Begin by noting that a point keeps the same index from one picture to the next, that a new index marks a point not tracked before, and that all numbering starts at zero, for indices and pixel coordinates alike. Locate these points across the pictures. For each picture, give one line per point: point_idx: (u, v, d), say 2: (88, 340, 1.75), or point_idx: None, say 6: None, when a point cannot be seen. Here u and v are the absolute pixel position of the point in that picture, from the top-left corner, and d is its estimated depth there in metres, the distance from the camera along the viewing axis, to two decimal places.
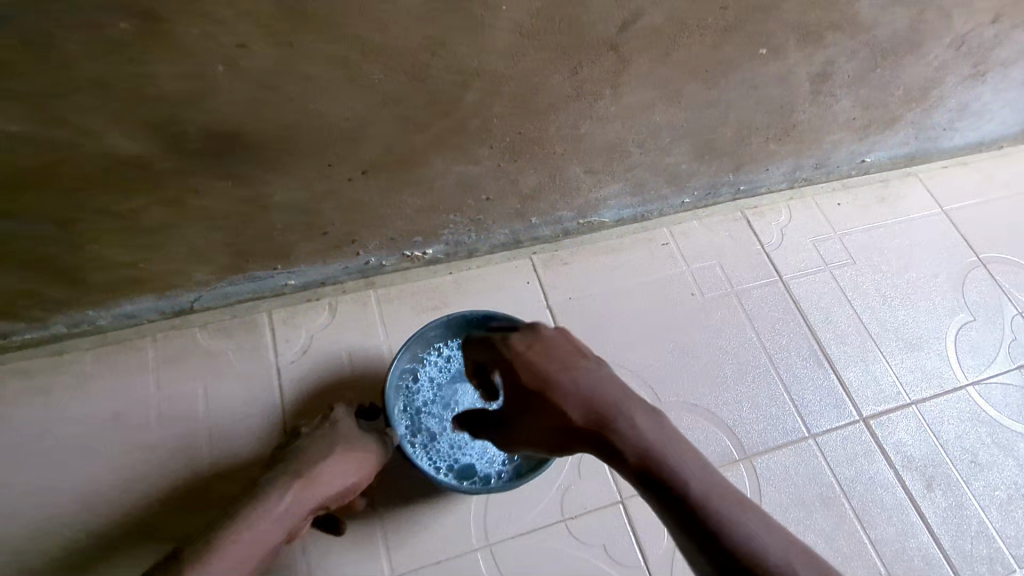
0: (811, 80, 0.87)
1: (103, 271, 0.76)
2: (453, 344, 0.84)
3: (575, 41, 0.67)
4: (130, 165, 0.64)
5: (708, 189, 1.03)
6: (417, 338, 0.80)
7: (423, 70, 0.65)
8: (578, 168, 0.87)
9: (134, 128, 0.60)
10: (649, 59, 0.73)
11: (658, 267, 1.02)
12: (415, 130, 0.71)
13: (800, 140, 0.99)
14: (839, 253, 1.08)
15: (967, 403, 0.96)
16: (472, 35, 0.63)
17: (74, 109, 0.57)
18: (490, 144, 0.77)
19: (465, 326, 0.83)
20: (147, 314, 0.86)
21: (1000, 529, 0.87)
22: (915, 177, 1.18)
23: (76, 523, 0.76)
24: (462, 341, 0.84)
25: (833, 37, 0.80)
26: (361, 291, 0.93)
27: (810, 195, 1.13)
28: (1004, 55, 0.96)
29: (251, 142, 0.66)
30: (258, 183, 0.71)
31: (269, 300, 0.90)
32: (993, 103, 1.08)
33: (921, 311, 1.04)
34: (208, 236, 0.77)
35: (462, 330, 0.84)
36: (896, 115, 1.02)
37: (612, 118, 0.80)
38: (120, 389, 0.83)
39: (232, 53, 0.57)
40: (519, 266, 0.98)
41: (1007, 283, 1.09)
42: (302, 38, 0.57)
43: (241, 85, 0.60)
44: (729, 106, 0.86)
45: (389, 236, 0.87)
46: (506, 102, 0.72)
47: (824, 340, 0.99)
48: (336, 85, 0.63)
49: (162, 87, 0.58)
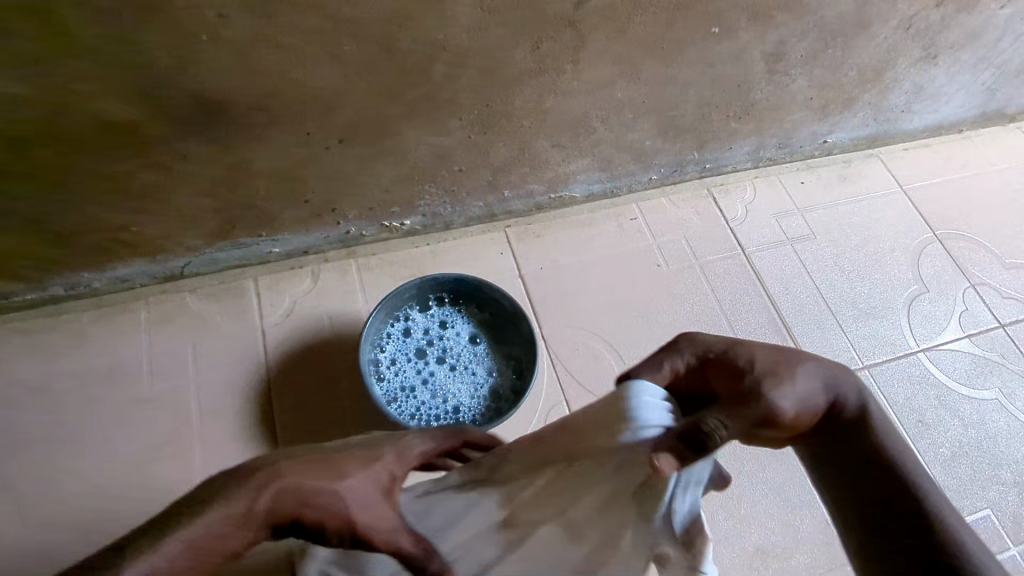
0: (766, 59, 0.92)
1: (100, 233, 0.82)
2: (388, 336, 0.87)
3: (534, 17, 0.73)
4: (121, 129, 0.70)
5: (674, 166, 1.09)
6: (366, 358, 0.82)
7: (392, 42, 0.70)
8: (546, 142, 0.93)
9: (125, 94, 0.66)
10: (606, 36, 0.79)
11: (628, 240, 1.07)
12: (387, 101, 0.77)
13: (760, 120, 1.05)
14: (800, 227, 1.13)
15: (917, 367, 1.01)
16: (437, 9, 0.68)
17: (69, 72, 0.63)
18: (460, 115, 0.82)
19: (398, 305, 0.88)
20: (141, 279, 0.91)
21: (943, 483, 0.92)
22: (877, 157, 1.23)
23: (72, 468, 0.81)
24: (391, 330, 0.87)
25: (782, 17, 0.86)
26: (342, 260, 0.98)
27: (775, 174, 1.18)
28: (952, 38, 1.02)
29: (234, 109, 0.71)
30: (240, 150, 0.77)
31: (256, 267, 0.96)
32: (948, 85, 1.14)
33: (876, 283, 1.09)
34: (195, 202, 0.82)
35: (395, 313, 0.88)
36: (853, 96, 1.08)
37: (575, 92, 0.86)
38: (113, 348, 0.88)
39: (213, 23, 0.62)
40: (494, 238, 1.04)
41: (961, 257, 1.14)
42: (278, 10, 0.63)
43: (222, 55, 0.65)
44: (687, 83, 0.91)
45: (369, 206, 0.93)
46: (472, 75, 0.77)
47: (784, 309, 1.05)
48: (311, 56, 0.69)
49: (150, 55, 0.63)
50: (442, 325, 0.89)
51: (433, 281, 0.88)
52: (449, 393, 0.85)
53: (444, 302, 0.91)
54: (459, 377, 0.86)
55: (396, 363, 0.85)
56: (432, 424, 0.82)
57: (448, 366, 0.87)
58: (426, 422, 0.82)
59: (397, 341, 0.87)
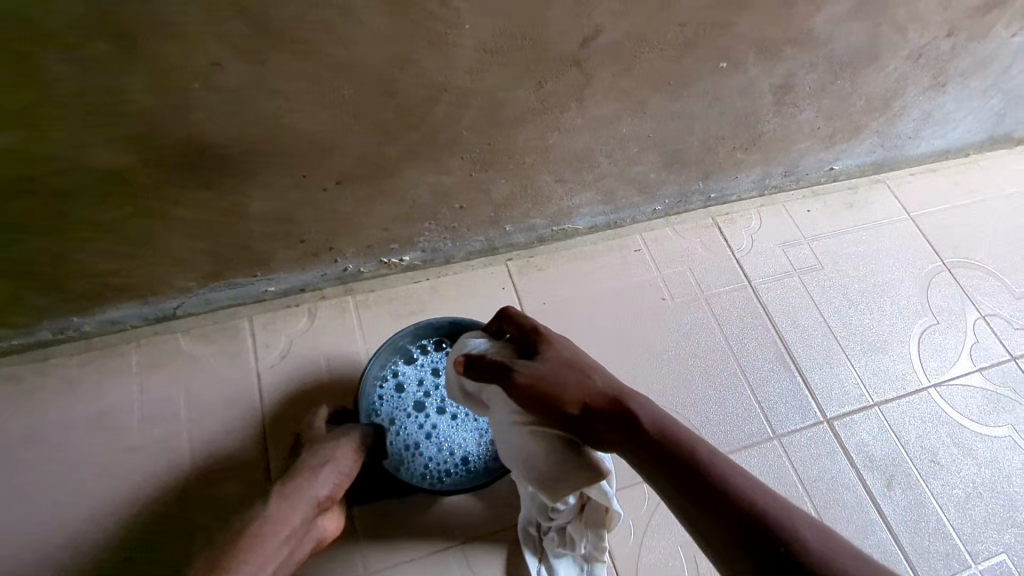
0: (774, 92, 0.90)
1: (88, 279, 0.79)
2: (380, 399, 0.83)
3: (538, 57, 0.70)
4: (109, 176, 0.66)
5: (679, 197, 1.07)
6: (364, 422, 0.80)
7: (391, 86, 0.67)
8: (549, 178, 0.90)
9: (114, 142, 0.63)
10: (612, 74, 0.76)
11: (631, 272, 1.05)
12: (385, 142, 0.74)
13: (766, 150, 1.03)
14: (806, 257, 1.11)
15: (928, 404, 0.99)
16: (437, 52, 0.65)
17: (54, 125, 0.60)
18: (461, 155, 0.80)
19: (391, 355, 0.84)
20: (132, 320, 0.88)
21: (957, 526, 0.90)
22: (883, 184, 1.22)
23: (60, 524, 0.77)
24: (383, 389, 0.84)
25: (791, 51, 0.84)
26: (339, 297, 0.96)
27: (780, 202, 1.16)
28: (962, 66, 1.00)
29: (227, 155, 0.68)
30: (235, 194, 0.74)
31: (250, 306, 0.93)
32: (955, 113, 1.12)
33: (884, 315, 1.07)
34: (188, 245, 0.79)
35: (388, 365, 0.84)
36: (859, 125, 1.06)
37: (579, 129, 0.83)
38: (103, 395, 0.85)
39: (206, 72, 0.59)
40: (495, 272, 1.01)
41: (971, 287, 1.12)
42: (272, 56, 0.60)
43: (216, 102, 0.62)
44: (694, 117, 0.89)
45: (367, 243, 0.90)
46: (474, 115, 0.75)
47: (791, 344, 1.02)
48: (307, 101, 0.66)
49: (140, 104, 0.60)
50: (434, 372, 0.86)
51: (430, 324, 0.86)
52: (455, 445, 0.82)
53: (431, 348, 0.87)
54: (461, 426, 0.83)
55: (393, 425, 0.82)
56: (445, 480, 0.80)
57: (449, 416, 0.84)
58: (437, 482, 0.79)
59: (391, 399, 0.84)
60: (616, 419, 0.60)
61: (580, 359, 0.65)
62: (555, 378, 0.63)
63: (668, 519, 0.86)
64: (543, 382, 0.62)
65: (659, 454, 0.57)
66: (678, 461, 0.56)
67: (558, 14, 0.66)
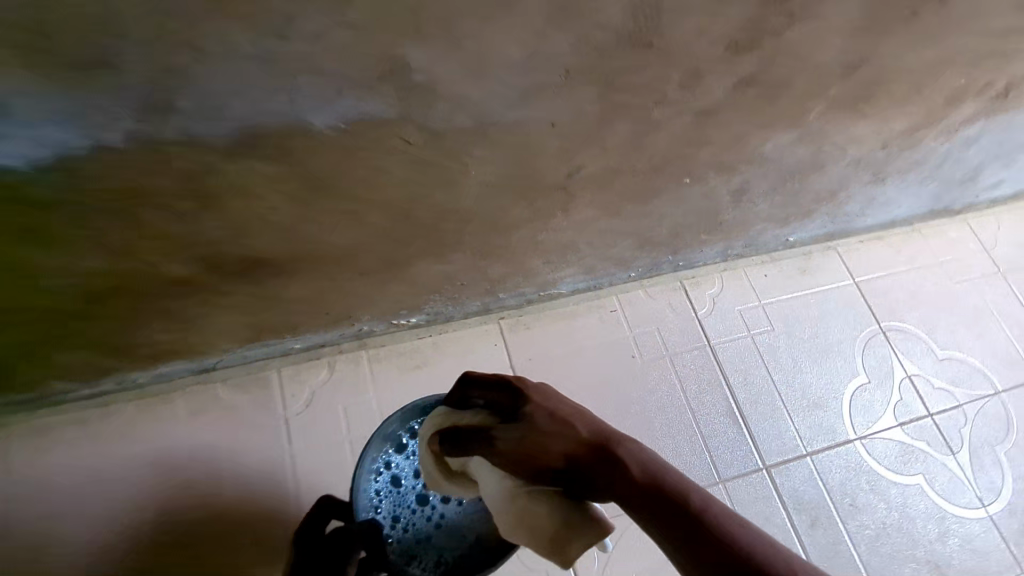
0: (731, 194, 1.05)
1: (149, 346, 0.94)
2: None
3: (531, 186, 0.85)
4: (178, 280, 0.81)
5: (651, 266, 1.23)
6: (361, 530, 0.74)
7: (410, 211, 0.82)
8: (538, 260, 1.06)
9: (186, 258, 0.78)
10: (592, 192, 0.91)
11: (607, 330, 1.21)
12: (401, 246, 0.89)
13: (727, 231, 1.18)
14: (760, 319, 1.28)
15: (853, 455, 1.17)
16: (448, 188, 0.80)
17: (141, 251, 0.74)
18: (464, 250, 0.95)
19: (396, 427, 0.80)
20: (179, 373, 1.04)
21: (865, 561, 1.08)
22: (833, 251, 1.38)
23: (124, 548, 0.93)
24: None
25: (745, 167, 0.99)
26: (354, 351, 1.11)
27: (741, 267, 1.32)
28: (898, 166, 1.15)
29: (273, 261, 0.83)
30: (277, 285, 0.89)
31: (278, 359, 1.09)
32: (896, 197, 1.28)
33: (823, 374, 1.24)
34: (234, 320, 0.94)
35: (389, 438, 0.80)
36: (809, 209, 1.21)
37: (564, 228, 0.98)
38: (156, 436, 1.01)
39: (264, 212, 0.74)
40: (489, 329, 1.17)
41: (900, 349, 1.29)
42: (317, 200, 0.75)
43: (269, 230, 0.77)
44: (662, 214, 1.04)
45: (380, 311, 1.05)
46: (476, 225, 0.90)
47: (741, 398, 1.19)
48: (341, 224, 0.80)
49: (210, 235, 0.75)
50: None
51: (417, 406, 0.80)
52: None
53: None
54: None
55: None
56: None
57: None
58: None
59: (391, 494, 0.78)
60: (609, 472, 0.53)
61: (566, 409, 0.58)
62: (536, 436, 0.57)
63: (626, 552, 1.03)
64: (525, 443, 0.57)
65: (655, 507, 0.50)
66: (678, 515, 0.49)
67: (547, 160, 0.81)
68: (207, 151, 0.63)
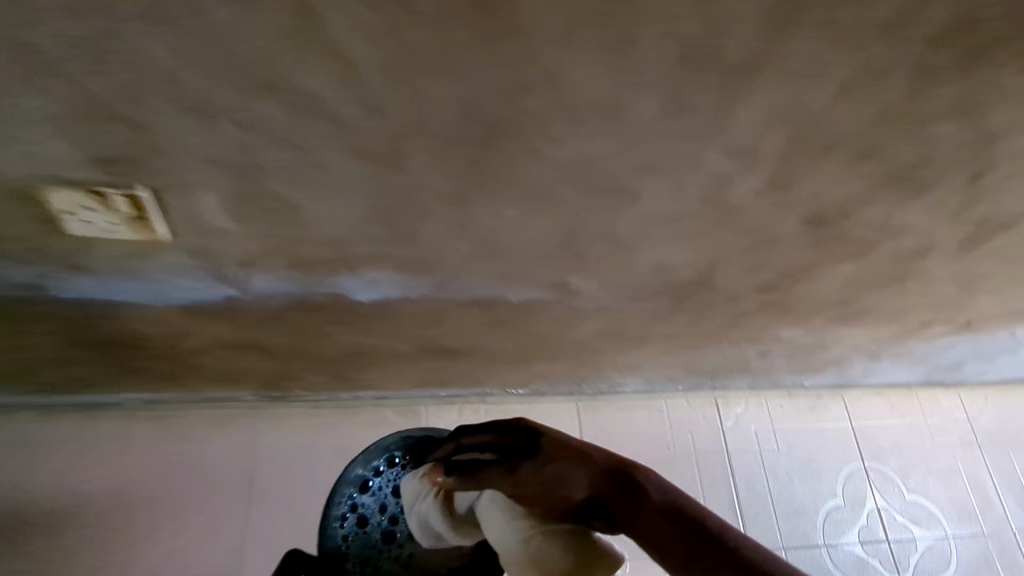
0: (759, 353, 1.50)
1: (361, 380, 1.47)
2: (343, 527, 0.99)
3: (621, 333, 1.33)
4: (400, 350, 1.34)
5: (694, 384, 1.69)
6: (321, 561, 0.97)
7: (544, 336, 1.32)
8: (615, 370, 1.53)
9: (410, 341, 1.30)
10: (660, 341, 1.39)
11: (654, 424, 1.67)
12: (532, 351, 1.39)
13: (756, 372, 1.63)
14: (770, 439, 1.70)
15: (819, 557, 1.57)
16: (568, 328, 1.29)
17: (389, 335, 1.27)
18: (569, 359, 1.44)
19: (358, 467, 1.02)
20: (366, 396, 1.53)
21: None
22: (839, 398, 1.79)
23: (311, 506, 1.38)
24: (343, 520, 1.00)
25: (770, 341, 1.43)
26: (478, 403, 1.60)
27: (764, 397, 1.76)
28: (892, 353, 1.56)
29: (456, 349, 1.35)
30: (450, 359, 1.40)
31: (428, 399, 1.57)
32: (892, 370, 1.69)
33: (811, 491, 1.65)
34: (416, 373, 1.46)
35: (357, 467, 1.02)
36: (821, 368, 1.64)
37: (638, 356, 1.46)
38: (340, 434, 1.48)
39: (464, 326, 1.25)
40: (570, 406, 1.65)
41: (877, 485, 1.68)
42: (497, 324, 1.25)
43: (461, 333, 1.28)
44: (708, 357, 1.50)
45: (503, 382, 1.56)
46: (580, 346, 1.39)
47: (744, 495, 1.61)
48: (502, 337, 1.31)
49: (430, 332, 1.27)
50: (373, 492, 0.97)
51: (376, 446, 1.01)
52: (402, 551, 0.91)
53: (383, 469, 0.99)
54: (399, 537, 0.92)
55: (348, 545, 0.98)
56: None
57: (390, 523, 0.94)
58: None
59: (355, 532, 0.98)
60: (624, 496, 0.67)
61: (581, 443, 0.73)
62: (556, 470, 0.73)
63: None
64: (544, 476, 0.73)
65: (671, 525, 0.61)
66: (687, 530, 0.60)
67: (634, 324, 1.29)
68: (451, 300, 1.15)
